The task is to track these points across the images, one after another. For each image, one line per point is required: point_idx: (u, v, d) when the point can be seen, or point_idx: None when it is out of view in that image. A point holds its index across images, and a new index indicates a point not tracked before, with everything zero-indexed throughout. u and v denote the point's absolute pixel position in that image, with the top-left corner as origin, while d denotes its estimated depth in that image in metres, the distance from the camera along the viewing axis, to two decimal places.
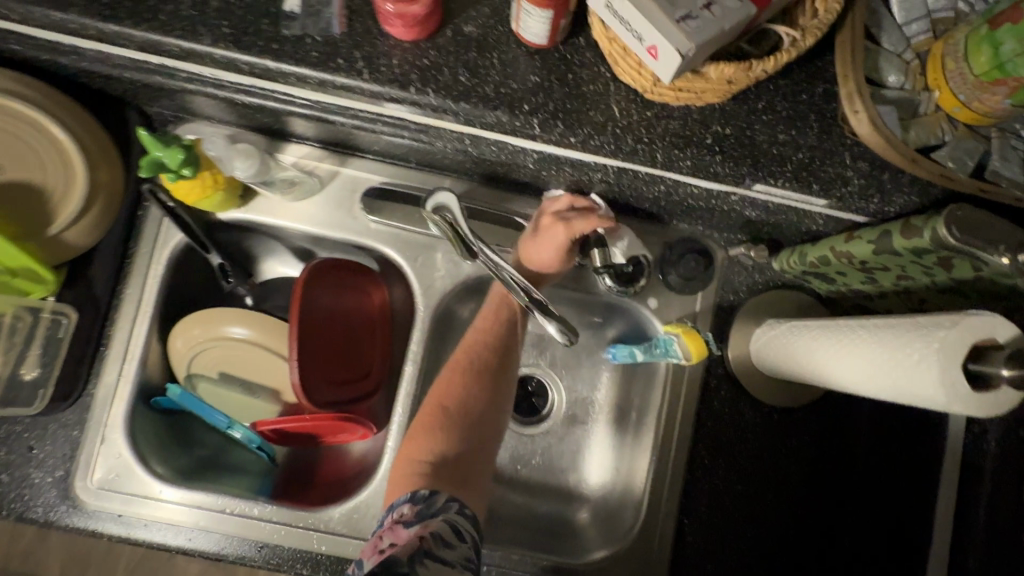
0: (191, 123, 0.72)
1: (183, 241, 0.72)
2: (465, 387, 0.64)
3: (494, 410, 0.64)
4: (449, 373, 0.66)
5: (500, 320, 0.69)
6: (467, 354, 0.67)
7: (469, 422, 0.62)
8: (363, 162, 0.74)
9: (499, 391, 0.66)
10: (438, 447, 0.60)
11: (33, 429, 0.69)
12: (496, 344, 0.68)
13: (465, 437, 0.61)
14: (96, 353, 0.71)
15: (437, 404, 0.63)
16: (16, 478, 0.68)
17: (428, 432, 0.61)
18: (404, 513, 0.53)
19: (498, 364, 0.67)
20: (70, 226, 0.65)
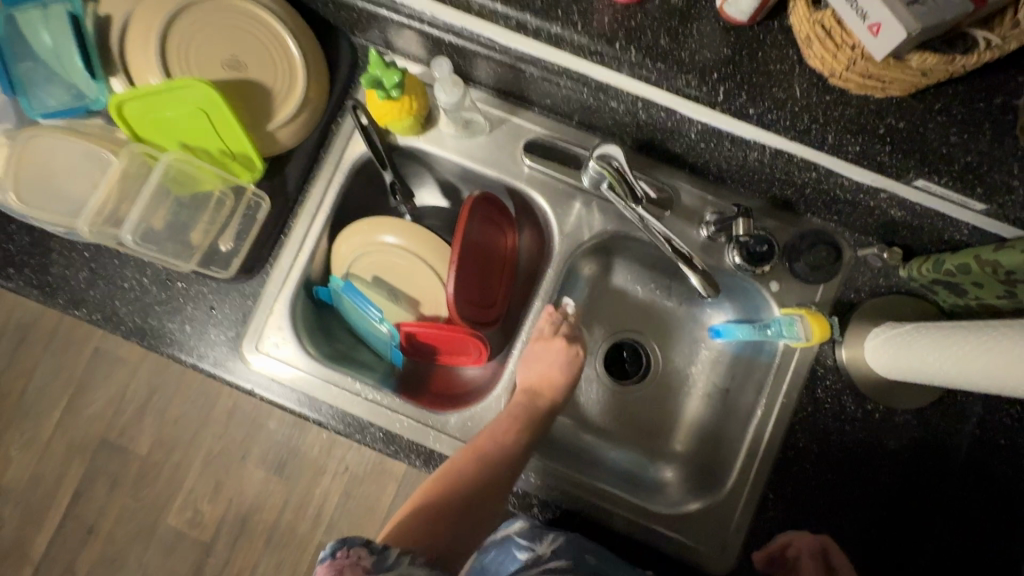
0: (392, 57, 0.82)
1: (364, 155, 0.82)
2: (467, 485, 0.69)
3: (492, 506, 0.69)
4: (454, 464, 0.71)
5: (531, 429, 0.75)
6: (477, 452, 0.71)
7: (469, 511, 0.67)
8: (529, 113, 0.82)
9: (491, 498, 0.69)
10: (423, 524, 0.65)
11: (217, 292, 0.81)
12: (513, 443, 0.73)
13: (462, 531, 0.66)
14: (278, 238, 0.82)
15: (446, 473, 0.70)
16: (197, 331, 0.80)
17: (418, 517, 0.66)
18: (320, 564, 0.55)
19: (516, 467, 0.72)
20: (283, 125, 0.76)
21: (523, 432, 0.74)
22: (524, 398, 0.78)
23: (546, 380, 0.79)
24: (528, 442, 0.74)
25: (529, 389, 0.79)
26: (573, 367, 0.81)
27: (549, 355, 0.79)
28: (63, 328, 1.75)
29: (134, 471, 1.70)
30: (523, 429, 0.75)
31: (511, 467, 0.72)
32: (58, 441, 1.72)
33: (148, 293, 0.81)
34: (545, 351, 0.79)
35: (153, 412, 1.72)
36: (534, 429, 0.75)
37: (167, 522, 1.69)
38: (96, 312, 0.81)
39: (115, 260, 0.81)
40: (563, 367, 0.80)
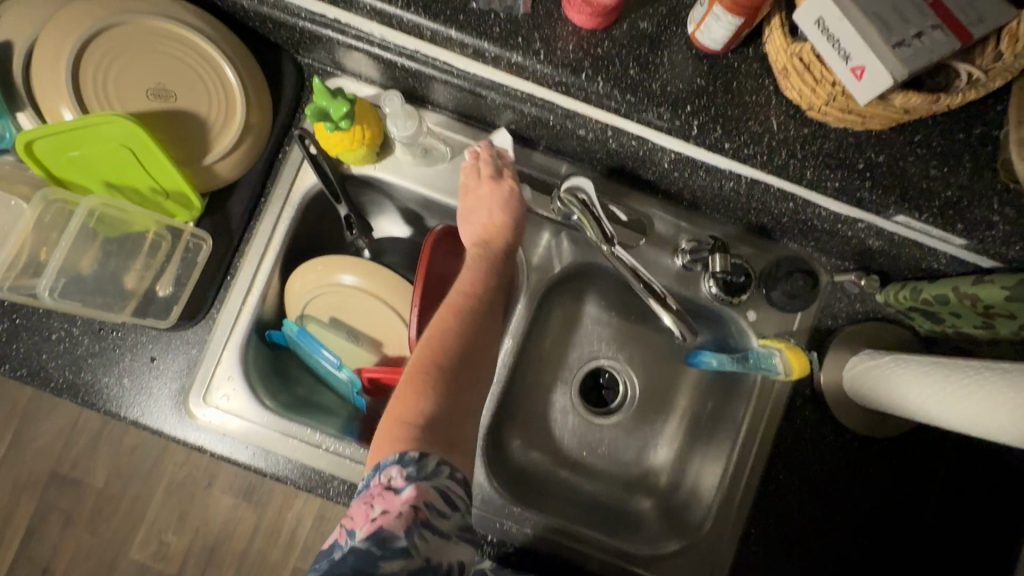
0: (341, 78, 0.75)
1: (316, 186, 0.76)
2: (451, 345, 0.63)
3: (473, 372, 0.63)
4: (434, 331, 0.64)
5: (490, 280, 0.69)
6: (453, 308, 0.66)
7: (451, 380, 0.61)
8: (493, 138, 0.77)
9: (477, 361, 0.64)
10: (426, 400, 0.58)
11: (157, 342, 0.74)
12: (485, 294, 0.68)
13: (449, 406, 0.59)
14: (223, 279, 0.75)
15: (417, 362, 0.62)
16: (137, 384, 0.73)
17: (417, 394, 0.58)
18: (392, 477, 0.52)
19: (480, 321, 0.66)
20: (220, 158, 0.69)
21: (483, 280, 0.69)
22: (477, 263, 0.70)
23: (490, 228, 0.71)
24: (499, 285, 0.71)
25: (479, 242, 0.72)
26: (511, 203, 0.71)
27: (481, 200, 0.71)
28: None
29: (91, 505, 1.61)
30: (493, 272, 0.71)
31: (486, 318, 0.67)
32: (5, 477, 1.61)
33: (80, 344, 0.73)
34: (473, 197, 0.71)
35: (109, 441, 1.63)
36: (494, 286, 0.70)
37: (130, 557, 1.61)
38: (18, 367, 0.73)
39: (39, 309, 0.74)
40: (503, 208, 0.71)
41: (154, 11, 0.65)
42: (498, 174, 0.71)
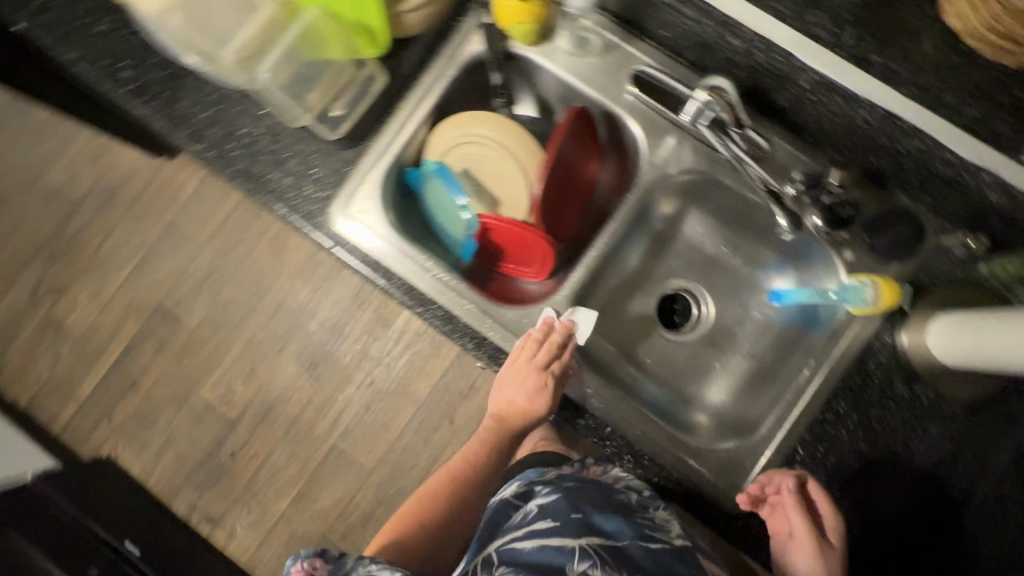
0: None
1: (479, 55, 0.86)
2: (451, 487, 0.90)
3: (465, 512, 0.88)
4: (445, 473, 0.92)
5: (478, 475, 0.90)
6: (471, 458, 0.91)
7: (444, 520, 0.86)
8: (644, 45, 0.84)
9: (479, 486, 0.90)
10: (430, 509, 0.87)
11: (319, 154, 0.87)
12: (486, 467, 0.90)
13: (428, 566, 0.84)
14: (384, 115, 0.87)
15: (427, 490, 0.90)
16: (296, 184, 0.87)
17: (420, 507, 0.88)
18: (311, 568, 0.71)
19: (472, 497, 0.89)
20: (409, 10, 0.82)
21: (485, 460, 0.90)
22: (485, 439, 0.91)
23: (512, 407, 0.84)
24: (502, 456, 0.92)
25: (497, 416, 0.90)
26: (539, 397, 0.80)
27: (522, 383, 0.80)
28: (144, 198, 1.89)
29: (182, 340, 1.84)
30: (501, 454, 0.91)
31: (488, 471, 0.91)
32: (121, 298, 1.86)
33: (258, 142, 0.88)
34: (515, 378, 0.81)
35: (209, 290, 1.85)
36: (496, 459, 0.91)
37: (200, 394, 1.81)
38: (211, 148, 0.88)
39: (236, 106, 0.88)
40: (532, 398, 0.81)
41: None
42: (556, 373, 0.80)
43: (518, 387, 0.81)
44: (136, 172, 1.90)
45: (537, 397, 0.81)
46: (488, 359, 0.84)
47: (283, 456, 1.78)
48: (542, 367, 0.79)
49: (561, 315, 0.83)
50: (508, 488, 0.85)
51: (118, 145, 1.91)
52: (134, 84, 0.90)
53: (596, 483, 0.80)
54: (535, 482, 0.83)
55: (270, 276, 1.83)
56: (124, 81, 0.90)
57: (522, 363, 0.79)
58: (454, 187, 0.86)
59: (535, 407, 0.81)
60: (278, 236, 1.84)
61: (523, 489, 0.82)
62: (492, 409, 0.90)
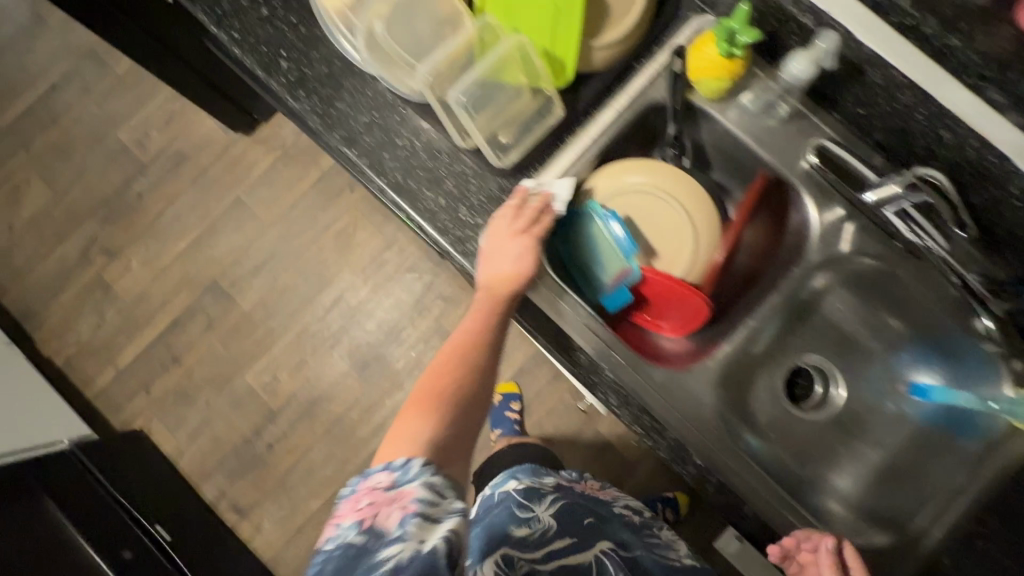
0: (709, 15, 0.82)
1: (658, 101, 0.83)
2: (449, 376, 0.67)
3: (472, 413, 0.65)
4: (444, 351, 0.71)
5: (483, 337, 0.71)
6: (458, 344, 0.70)
7: (457, 403, 0.65)
8: (829, 117, 0.82)
9: (480, 395, 0.67)
10: (432, 423, 0.62)
11: (478, 179, 0.83)
12: (491, 334, 0.72)
13: (445, 431, 0.62)
14: (550, 148, 0.84)
15: (429, 388, 0.66)
16: (450, 207, 0.83)
17: (416, 416, 0.63)
18: (382, 479, 0.58)
19: (473, 384, 0.67)
20: (600, 48, 0.79)
21: (487, 331, 0.72)
22: (484, 306, 0.74)
23: (502, 275, 0.74)
24: (506, 324, 0.74)
25: (493, 282, 0.75)
26: (528, 259, 0.74)
27: (505, 250, 0.75)
28: (214, 170, 1.85)
29: (232, 321, 1.79)
30: (503, 317, 0.74)
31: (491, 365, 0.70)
32: (176, 269, 1.82)
33: (417, 157, 0.84)
34: (505, 244, 0.75)
35: (268, 274, 1.80)
36: (502, 327, 0.73)
37: (244, 378, 1.76)
38: (364, 157, 0.85)
39: (397, 116, 0.85)
40: (519, 260, 0.74)
41: None
42: (542, 230, 0.76)
43: (501, 253, 0.75)
44: (209, 143, 1.86)
45: (523, 260, 0.74)
46: (630, 420, 0.80)
47: (321, 455, 1.73)
48: (534, 220, 0.77)
49: (540, 185, 0.80)
50: (505, 485, 0.95)
51: (194, 115, 1.87)
52: (292, 76, 0.87)
53: (595, 500, 0.95)
54: (535, 489, 0.92)
55: (332, 269, 1.79)
56: (282, 72, 0.87)
57: (504, 228, 0.76)
58: (621, 236, 0.81)
59: (524, 272, 0.74)
60: (345, 230, 1.80)
61: (525, 486, 0.92)
62: (481, 281, 0.76)
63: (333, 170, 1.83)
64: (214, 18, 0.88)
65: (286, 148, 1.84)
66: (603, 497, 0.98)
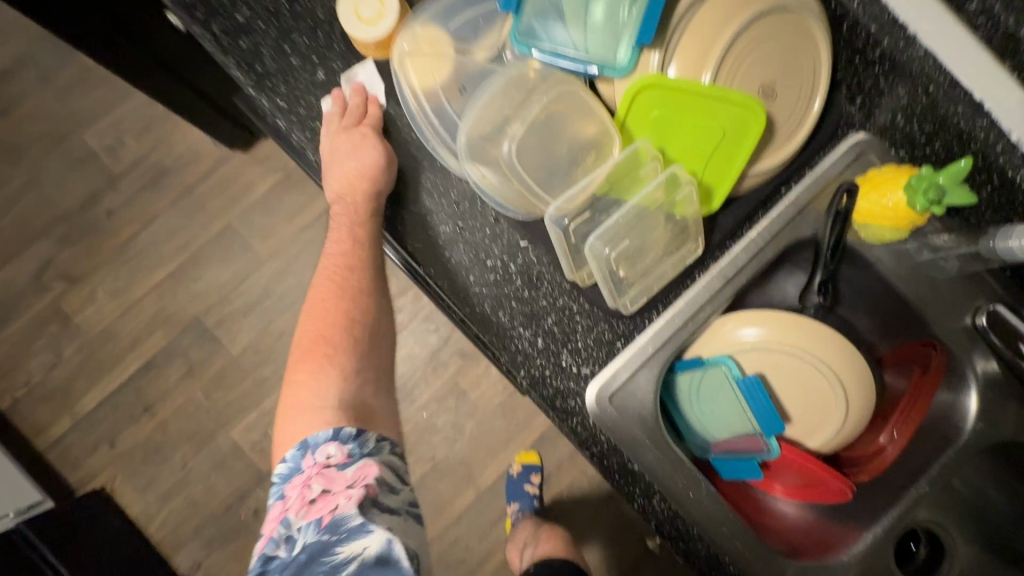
0: (861, 135, 0.68)
1: (806, 236, 0.69)
2: (337, 324, 0.69)
3: (354, 354, 0.68)
4: (327, 267, 0.71)
5: (359, 255, 0.69)
6: (340, 273, 0.70)
7: (347, 369, 0.67)
8: (1000, 274, 0.70)
9: (362, 305, 0.70)
10: (323, 397, 0.65)
11: (587, 318, 0.67)
12: (365, 264, 0.69)
13: (354, 384, 0.66)
14: (675, 287, 0.69)
15: (312, 358, 0.68)
16: (549, 349, 0.67)
17: (313, 383, 0.66)
18: (331, 455, 0.61)
19: (354, 305, 0.70)
20: (755, 173, 0.64)
21: (352, 260, 0.69)
22: (346, 247, 0.69)
23: (346, 179, 0.65)
24: (376, 258, 0.70)
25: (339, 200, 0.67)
26: (365, 150, 0.64)
27: (342, 146, 0.64)
28: (201, 189, 1.60)
29: (218, 367, 1.56)
30: (365, 228, 0.68)
31: (361, 291, 0.70)
32: (152, 302, 1.57)
33: (511, 282, 0.67)
34: (342, 143, 0.65)
35: (261, 315, 1.57)
36: (366, 261, 0.69)
37: (229, 434, 1.54)
38: (444, 277, 0.67)
39: (487, 228, 0.67)
40: (360, 155, 0.64)
41: (819, 20, 0.60)
42: (374, 123, 0.66)
43: (338, 155, 0.65)
44: (197, 157, 1.60)
45: (357, 154, 0.64)
46: None
47: None
48: (359, 118, 0.66)
49: (656, 338, 0.66)
50: None
51: (181, 121, 1.61)
52: None
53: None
54: None
55: None
56: None
57: (337, 130, 0.66)
58: (751, 395, 0.66)
59: (371, 173, 0.64)
60: None
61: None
62: (331, 189, 0.67)
63: None
64: (251, 76, 0.68)
65: (289, 170, 1.61)
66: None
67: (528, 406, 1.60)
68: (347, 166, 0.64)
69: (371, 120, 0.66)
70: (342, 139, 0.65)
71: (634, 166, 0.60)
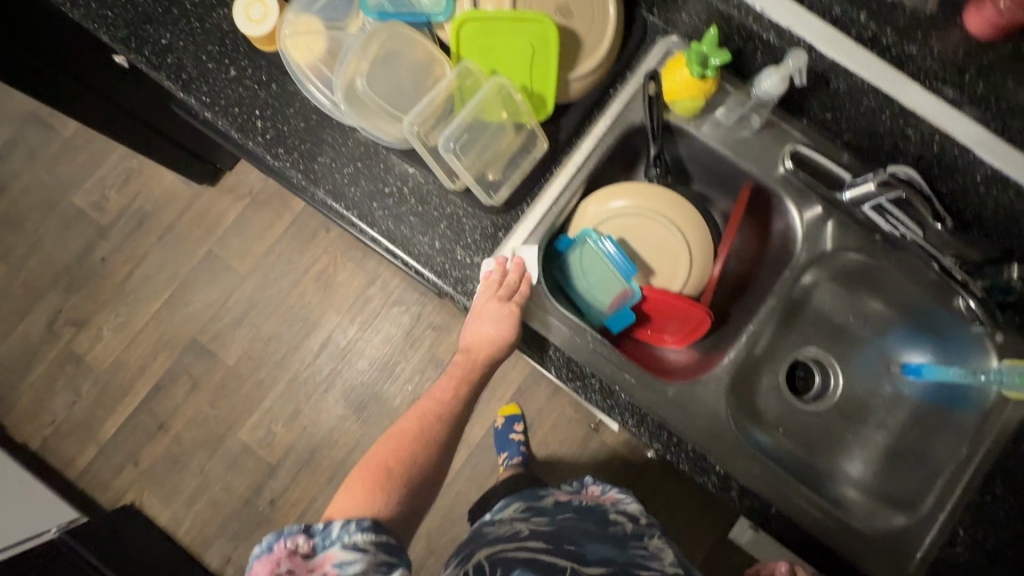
0: (673, 37, 0.85)
1: (636, 122, 0.85)
2: (405, 448, 0.72)
3: (422, 483, 0.72)
4: (417, 408, 0.76)
5: (453, 404, 0.76)
6: (422, 412, 0.76)
7: (401, 490, 0.70)
8: (798, 124, 0.86)
9: (440, 449, 0.74)
10: (370, 501, 0.67)
11: (472, 219, 0.84)
12: (455, 415, 0.76)
13: (399, 506, 0.68)
14: (538, 182, 0.85)
15: (368, 479, 0.69)
16: (445, 248, 0.83)
17: (370, 492, 0.68)
18: (299, 545, 0.62)
19: (438, 450, 0.74)
20: (578, 78, 0.81)
21: (448, 410, 0.76)
22: (451, 377, 0.78)
23: (479, 338, 0.76)
24: (467, 403, 0.78)
25: (470, 351, 0.77)
26: (506, 323, 0.76)
27: (494, 313, 0.76)
28: (180, 225, 1.79)
29: (218, 379, 1.73)
30: (467, 384, 0.77)
31: (447, 435, 0.76)
32: (151, 331, 1.75)
33: (406, 203, 0.84)
34: (486, 305, 0.76)
35: (249, 325, 1.75)
36: (462, 412, 0.77)
37: (237, 436, 1.70)
38: (354, 207, 0.84)
39: (382, 164, 0.85)
40: (499, 324, 0.76)
41: None
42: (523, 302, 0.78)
43: (485, 317, 0.76)
44: (172, 198, 1.80)
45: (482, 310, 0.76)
46: (648, 436, 0.82)
47: (327, 503, 1.68)
48: (509, 293, 0.77)
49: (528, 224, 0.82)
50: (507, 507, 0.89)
51: (153, 170, 1.81)
52: (269, 135, 0.86)
53: (591, 507, 0.91)
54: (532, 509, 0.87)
55: (316, 312, 1.75)
56: (259, 131, 0.86)
57: (491, 296, 0.77)
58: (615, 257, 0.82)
59: (501, 339, 0.76)
60: (325, 271, 1.77)
61: (525, 507, 0.88)
62: (462, 343, 0.78)
63: (305, 211, 1.79)
64: (180, 83, 0.87)
65: (254, 194, 1.80)
66: (603, 502, 0.95)
67: (501, 363, 1.75)
68: (479, 318, 0.76)
69: (523, 293, 0.78)
70: (492, 303, 0.76)
71: (473, 86, 0.78)
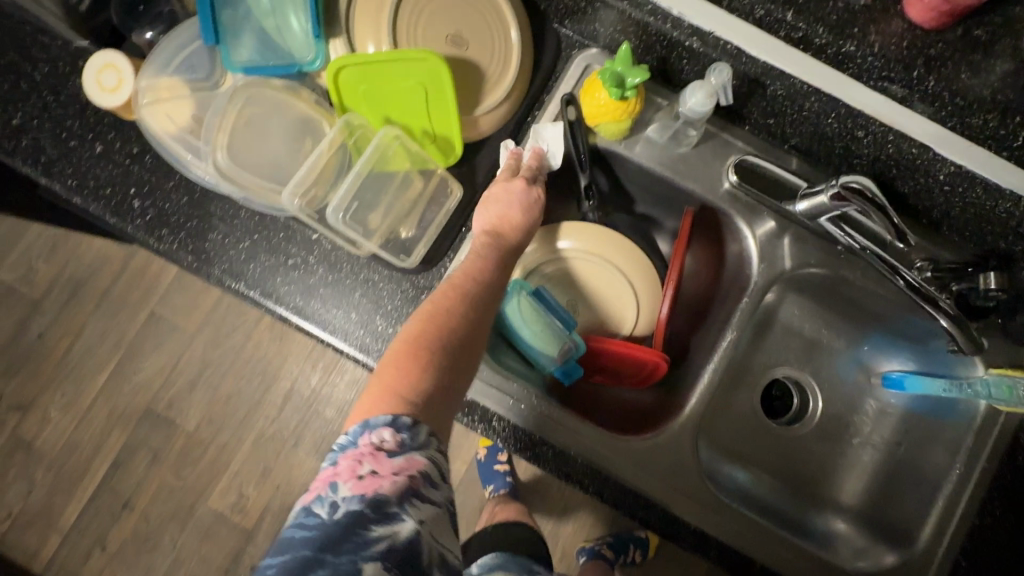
0: (594, 49, 0.75)
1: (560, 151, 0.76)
2: (444, 326, 0.58)
3: (466, 359, 0.58)
4: (442, 289, 0.62)
5: (483, 277, 0.64)
6: (455, 286, 0.62)
7: (450, 363, 0.57)
8: (739, 132, 0.77)
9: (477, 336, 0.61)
10: (420, 379, 0.54)
11: (389, 283, 0.74)
12: (491, 283, 0.64)
13: (442, 378, 0.55)
14: (459, 232, 0.75)
15: (393, 366, 0.55)
16: (362, 320, 0.73)
17: (413, 364, 0.54)
18: (385, 439, 0.49)
19: (472, 311, 0.61)
20: (483, 112, 0.71)
21: (478, 297, 0.62)
22: (480, 252, 0.66)
23: (505, 221, 0.69)
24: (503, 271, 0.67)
25: (490, 235, 0.68)
26: (534, 207, 0.70)
27: (515, 193, 0.69)
28: (118, 290, 1.68)
29: (179, 447, 1.63)
30: (493, 267, 0.66)
31: (477, 327, 0.61)
32: (102, 406, 1.64)
33: (314, 275, 0.74)
34: (505, 188, 0.69)
35: (206, 386, 1.65)
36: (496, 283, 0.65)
37: (207, 504, 1.61)
38: (255, 286, 0.74)
39: (281, 233, 0.75)
40: (526, 207, 0.69)
41: None
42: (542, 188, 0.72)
43: (507, 197, 0.69)
44: (105, 261, 1.68)
45: (498, 203, 0.69)
46: (614, 502, 0.73)
47: None
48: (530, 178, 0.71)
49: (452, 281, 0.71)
50: None
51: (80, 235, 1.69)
52: (148, 215, 0.76)
53: None
54: None
55: (275, 364, 1.65)
56: (137, 213, 0.75)
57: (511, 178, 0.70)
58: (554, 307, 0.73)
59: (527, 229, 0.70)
60: None
61: None
62: (478, 230, 0.69)
63: None
64: (39, 167, 0.76)
65: None
66: None
67: None
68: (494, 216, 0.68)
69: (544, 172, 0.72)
70: (517, 185, 0.69)
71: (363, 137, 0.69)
